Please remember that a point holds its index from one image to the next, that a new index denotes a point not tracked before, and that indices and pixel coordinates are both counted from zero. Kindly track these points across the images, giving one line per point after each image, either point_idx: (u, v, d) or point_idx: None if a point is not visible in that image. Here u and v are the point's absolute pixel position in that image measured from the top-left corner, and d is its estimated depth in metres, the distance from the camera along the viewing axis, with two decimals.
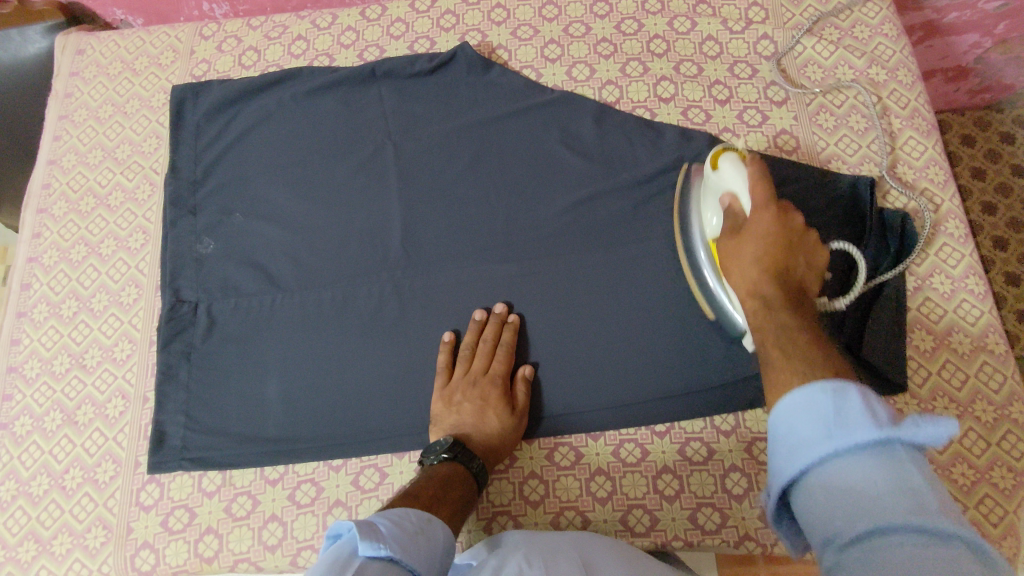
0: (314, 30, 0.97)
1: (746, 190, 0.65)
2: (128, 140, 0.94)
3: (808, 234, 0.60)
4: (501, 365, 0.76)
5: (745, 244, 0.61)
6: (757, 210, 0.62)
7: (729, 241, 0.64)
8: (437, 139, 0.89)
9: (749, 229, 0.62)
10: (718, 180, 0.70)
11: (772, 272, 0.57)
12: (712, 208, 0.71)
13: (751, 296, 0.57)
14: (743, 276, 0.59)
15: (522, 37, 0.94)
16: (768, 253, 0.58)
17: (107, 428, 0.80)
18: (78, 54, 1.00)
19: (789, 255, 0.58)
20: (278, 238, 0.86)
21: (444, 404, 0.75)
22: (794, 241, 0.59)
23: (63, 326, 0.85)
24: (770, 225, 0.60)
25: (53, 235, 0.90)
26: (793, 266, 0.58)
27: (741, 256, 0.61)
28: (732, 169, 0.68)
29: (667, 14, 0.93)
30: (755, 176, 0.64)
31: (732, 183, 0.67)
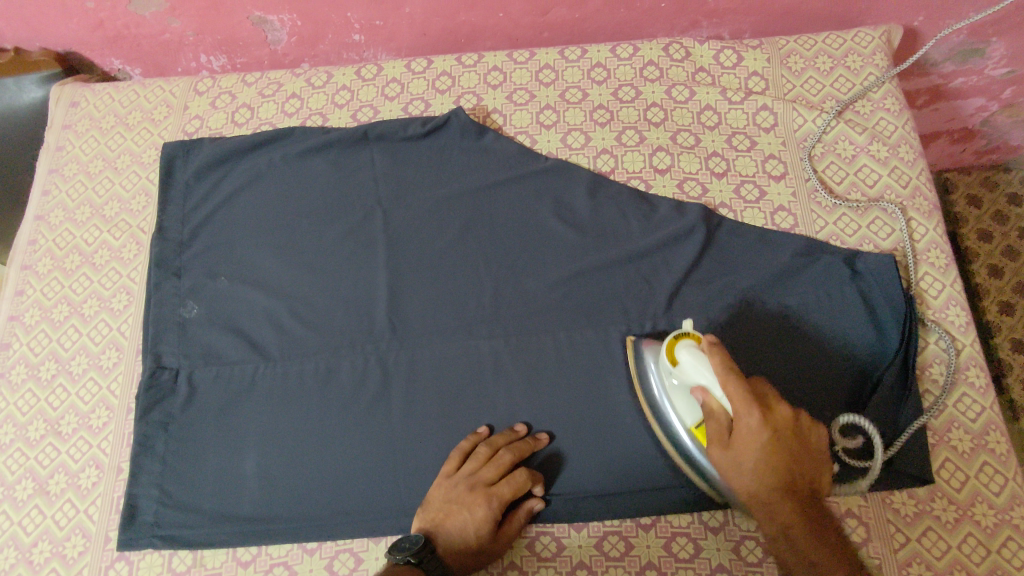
0: (308, 88, 0.96)
1: (717, 393, 0.62)
2: (117, 197, 0.93)
3: (793, 414, 0.61)
4: (510, 488, 0.71)
5: (741, 455, 0.61)
6: (741, 416, 0.60)
7: (721, 450, 0.62)
8: (428, 207, 0.88)
9: (741, 436, 0.60)
10: (680, 375, 0.66)
11: (782, 474, 0.60)
12: (681, 395, 0.68)
13: (761, 509, 0.60)
14: (744, 492, 0.61)
15: (518, 102, 0.93)
16: (767, 467, 0.60)
17: (79, 499, 0.78)
18: (72, 107, 1.00)
19: (792, 463, 0.60)
20: (262, 304, 0.84)
21: (440, 496, 0.71)
22: (791, 443, 0.60)
23: (40, 389, 0.84)
24: (762, 426, 0.59)
25: (37, 293, 0.89)
26: (797, 471, 0.60)
27: (739, 466, 0.61)
28: (692, 362, 0.64)
29: (666, 82, 0.91)
30: (722, 373, 0.61)
31: (700, 380, 0.63)
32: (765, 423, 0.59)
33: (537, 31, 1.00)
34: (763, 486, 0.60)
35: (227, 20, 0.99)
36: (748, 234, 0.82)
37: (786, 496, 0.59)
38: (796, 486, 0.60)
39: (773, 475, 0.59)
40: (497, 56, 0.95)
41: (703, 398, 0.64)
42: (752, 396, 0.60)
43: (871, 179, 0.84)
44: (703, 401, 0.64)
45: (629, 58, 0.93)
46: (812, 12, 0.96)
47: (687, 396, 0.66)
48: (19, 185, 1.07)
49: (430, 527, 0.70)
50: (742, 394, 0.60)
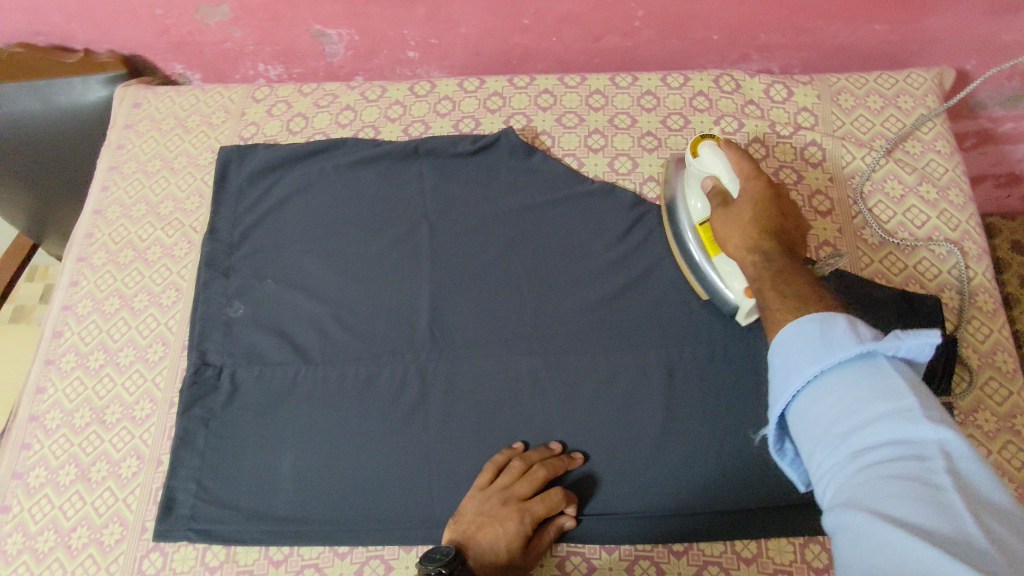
0: (362, 101, 0.99)
1: (726, 171, 0.71)
2: (172, 196, 0.96)
3: (794, 200, 0.67)
4: (542, 506, 0.71)
5: (739, 210, 0.67)
6: (750, 180, 0.68)
7: (722, 218, 0.69)
8: (474, 223, 0.89)
9: (745, 196, 0.67)
10: (697, 165, 0.76)
11: (776, 237, 0.63)
12: (697, 184, 0.77)
13: (753, 242, 0.63)
14: (743, 239, 0.65)
15: (567, 125, 0.94)
16: (762, 218, 0.64)
17: (118, 488, 0.80)
18: (135, 108, 1.03)
19: (789, 216, 0.65)
20: (307, 308, 0.86)
21: (472, 509, 0.71)
22: (786, 207, 0.65)
23: (88, 378, 0.86)
24: (760, 191, 0.66)
25: (90, 284, 0.92)
26: (791, 228, 0.64)
27: (737, 219, 0.67)
28: (709, 148, 0.74)
29: (714, 113, 0.93)
30: (738, 156, 0.70)
31: (714, 168, 0.73)
32: (765, 185, 0.67)
33: (588, 56, 1.02)
34: (757, 237, 0.63)
35: (289, 31, 1.02)
36: None
37: (774, 238, 0.62)
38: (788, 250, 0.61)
39: (765, 222, 0.64)
40: (548, 79, 0.97)
41: (714, 182, 0.73)
42: (758, 169, 0.68)
43: (919, 219, 0.84)
44: (711, 185, 0.73)
45: (679, 88, 0.95)
46: (862, 51, 0.97)
47: (702, 183, 0.76)
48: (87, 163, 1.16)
49: (460, 539, 0.70)
50: (750, 173, 0.68)
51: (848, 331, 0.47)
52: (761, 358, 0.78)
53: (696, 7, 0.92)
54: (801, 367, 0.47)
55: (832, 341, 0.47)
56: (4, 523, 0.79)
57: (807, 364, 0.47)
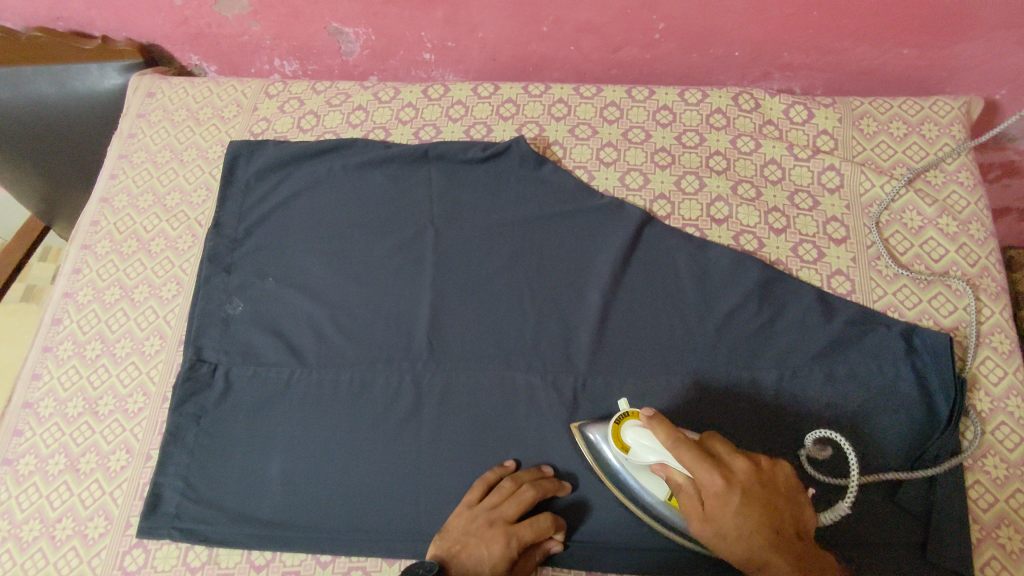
0: (374, 102, 0.98)
1: (675, 467, 0.61)
2: (179, 189, 0.96)
3: (765, 472, 0.59)
4: (530, 530, 0.69)
5: (719, 519, 0.57)
6: (721, 502, 0.57)
7: (703, 527, 0.59)
8: (479, 233, 0.88)
9: (715, 507, 0.57)
10: (637, 457, 0.65)
11: (772, 524, 0.56)
12: (644, 470, 0.65)
13: (757, 541, 0.56)
14: (740, 548, 0.57)
15: (579, 136, 0.92)
16: (753, 531, 0.56)
17: (106, 481, 0.79)
18: (148, 97, 1.03)
19: (775, 511, 0.57)
20: (306, 310, 0.85)
21: (458, 530, 0.70)
22: (768, 487, 0.58)
23: (83, 367, 0.86)
24: (731, 490, 0.57)
25: (92, 273, 0.91)
26: (781, 518, 0.57)
27: (719, 526, 0.57)
28: (644, 438, 0.64)
29: (732, 132, 0.90)
30: (686, 454, 0.59)
31: (655, 457, 0.63)
32: (732, 487, 0.57)
33: (606, 67, 1.01)
34: (747, 547, 0.57)
35: (306, 28, 1.01)
36: (806, 295, 0.79)
37: (777, 547, 0.56)
38: (780, 525, 0.57)
39: (761, 534, 0.56)
40: (564, 89, 0.96)
41: (665, 473, 0.62)
42: (721, 470, 0.58)
43: (937, 253, 0.81)
44: (666, 476, 0.62)
45: (697, 104, 0.92)
46: (888, 75, 0.94)
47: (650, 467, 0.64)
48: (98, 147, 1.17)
49: (446, 555, 0.68)
50: (710, 480, 0.57)
51: None
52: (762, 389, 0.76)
53: (719, 22, 0.90)
54: None
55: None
56: None
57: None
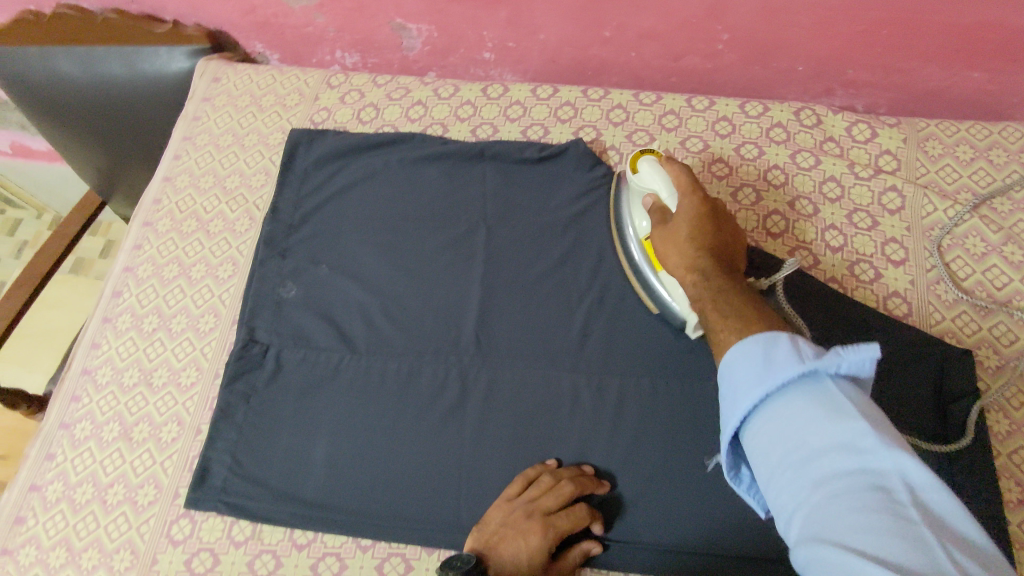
0: (434, 98, 0.99)
1: (670, 191, 0.74)
2: (239, 172, 0.98)
3: (725, 216, 0.72)
4: (568, 523, 0.70)
5: (677, 226, 0.70)
6: (687, 196, 0.71)
7: (660, 232, 0.72)
8: (533, 233, 0.89)
9: (682, 208, 0.71)
10: (639, 181, 0.78)
11: (710, 247, 0.67)
12: (640, 206, 0.79)
13: (693, 260, 0.67)
14: (682, 255, 0.68)
15: (637, 143, 0.93)
16: (698, 238, 0.68)
17: (157, 451, 0.82)
18: (215, 82, 1.05)
19: (718, 232, 0.69)
20: (358, 298, 0.87)
21: (496, 521, 0.71)
22: (721, 227, 0.70)
23: (140, 340, 0.88)
24: (701, 203, 0.70)
25: (153, 249, 0.94)
26: (722, 247, 0.68)
27: (674, 236, 0.70)
28: (649, 165, 0.77)
29: (792, 146, 0.90)
30: (678, 172, 0.74)
31: (653, 183, 0.76)
32: (702, 203, 0.71)
33: (665, 74, 1.01)
34: (692, 253, 0.67)
35: (370, 22, 1.03)
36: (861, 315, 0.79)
37: (713, 262, 0.66)
38: (717, 254, 0.67)
39: (702, 245, 0.67)
40: (623, 95, 0.96)
41: (654, 199, 0.76)
42: (695, 186, 0.72)
43: (999, 281, 0.80)
44: (654, 202, 0.75)
45: (757, 117, 0.92)
46: (955, 97, 0.93)
47: (644, 206, 0.78)
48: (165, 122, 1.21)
49: (481, 548, 0.69)
50: (692, 191, 0.72)
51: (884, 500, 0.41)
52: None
53: (785, 35, 0.90)
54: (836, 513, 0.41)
55: (773, 363, 0.48)
56: (48, 470, 0.82)
57: (754, 389, 0.48)
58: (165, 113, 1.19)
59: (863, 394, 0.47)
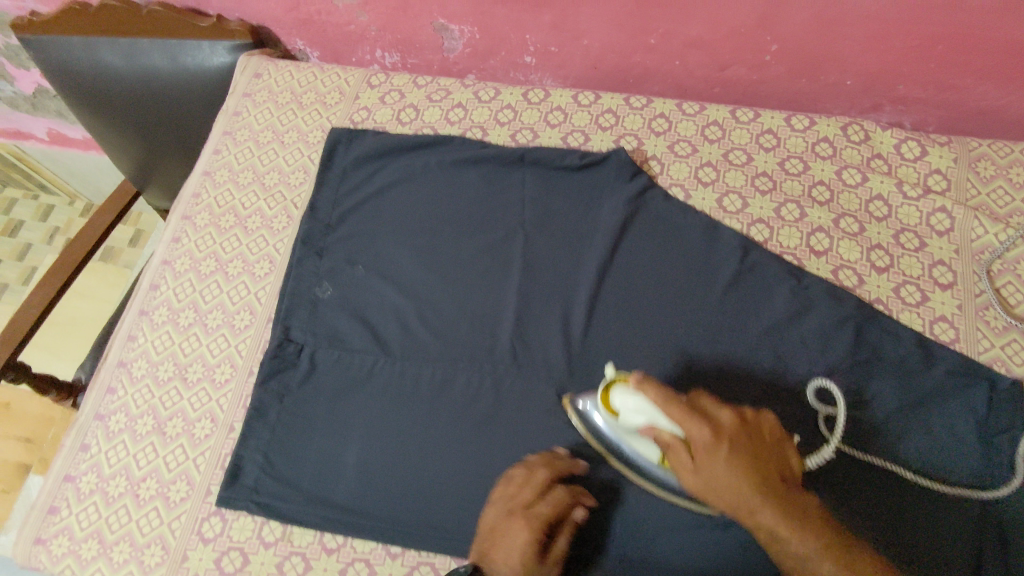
0: (474, 101, 0.98)
1: (662, 421, 0.64)
2: (278, 169, 0.98)
3: (755, 419, 0.63)
4: (548, 504, 0.69)
5: (710, 474, 0.60)
6: (712, 457, 0.59)
7: (693, 476, 0.61)
8: (571, 242, 0.88)
9: (703, 457, 0.60)
10: (620, 418, 0.69)
11: (755, 471, 0.58)
12: (632, 430, 0.69)
13: (744, 501, 0.58)
14: (729, 501, 0.59)
15: (679, 153, 0.91)
16: (746, 473, 0.58)
17: (191, 447, 0.82)
18: (256, 78, 1.05)
19: (761, 465, 0.59)
20: (393, 301, 0.87)
21: (489, 535, 0.68)
22: (756, 445, 0.61)
23: (176, 334, 0.88)
24: (720, 440, 0.60)
25: (191, 243, 0.94)
26: (770, 468, 0.60)
27: (710, 480, 0.60)
28: (624, 399, 0.67)
29: (838, 162, 0.88)
30: (668, 401, 0.63)
31: (639, 418, 0.66)
32: (717, 435, 0.60)
33: (708, 84, 0.99)
34: (739, 496, 0.58)
35: (412, 22, 1.02)
36: (906, 340, 0.77)
37: (774, 499, 0.57)
38: (767, 475, 0.59)
39: (753, 480, 0.58)
40: (666, 103, 0.95)
41: (651, 433, 0.65)
42: (715, 431, 0.60)
43: None
44: (653, 436, 0.65)
45: (804, 130, 0.90)
46: (1010, 116, 0.90)
47: (636, 424, 0.67)
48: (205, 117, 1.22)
49: (480, 557, 0.66)
50: (700, 430, 0.60)
51: None
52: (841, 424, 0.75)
53: (835, 48, 0.88)
54: None
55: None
56: (82, 461, 0.82)
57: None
58: (203, 108, 1.20)
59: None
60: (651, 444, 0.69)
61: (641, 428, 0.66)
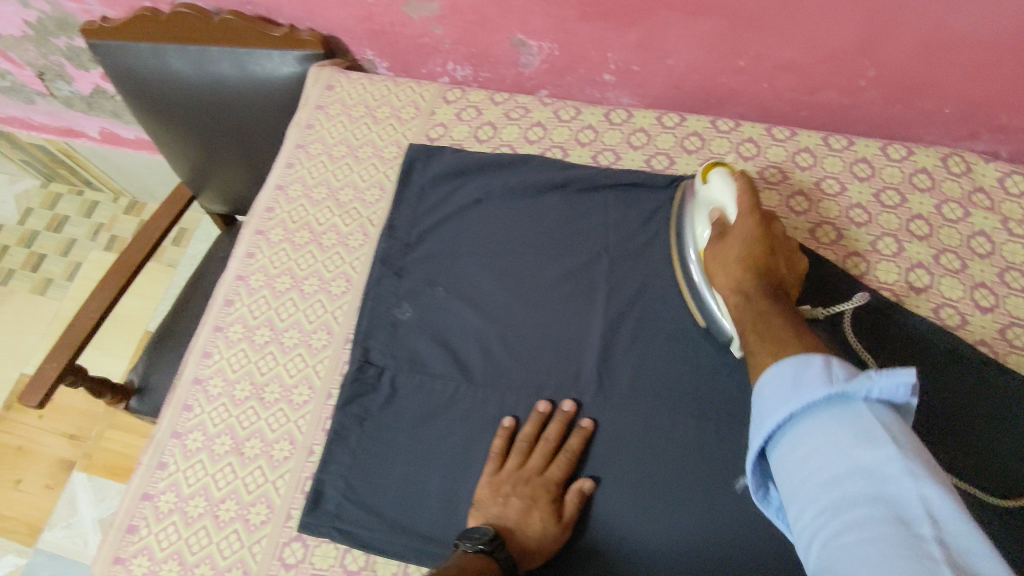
0: (554, 119, 0.96)
1: (731, 209, 0.75)
2: (353, 185, 0.96)
3: (785, 241, 0.73)
4: (560, 470, 0.75)
5: (728, 247, 0.72)
6: (742, 218, 0.73)
7: (717, 247, 0.73)
8: (658, 269, 0.85)
9: (734, 233, 0.73)
10: (706, 192, 0.79)
11: (755, 259, 0.70)
12: (702, 214, 0.79)
13: (738, 279, 0.68)
14: (727, 277, 0.70)
15: (768, 180, 0.89)
16: (748, 254, 0.70)
17: (270, 469, 0.81)
18: (328, 89, 1.03)
19: (769, 260, 0.70)
20: (474, 325, 0.85)
21: (488, 487, 0.75)
22: (770, 248, 0.71)
23: (252, 352, 0.87)
24: (755, 226, 0.72)
25: (265, 259, 0.93)
26: (772, 273, 0.69)
27: (725, 256, 0.72)
28: (720, 182, 0.78)
29: (937, 195, 0.85)
30: (741, 189, 0.75)
31: (719, 196, 0.77)
32: (755, 225, 0.72)
33: (795, 107, 0.97)
34: (740, 275, 0.69)
35: (490, 36, 1.00)
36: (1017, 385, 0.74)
37: (762, 292, 0.66)
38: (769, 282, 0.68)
39: (753, 265, 0.69)
40: (755, 128, 0.92)
41: (717, 214, 0.76)
42: (755, 207, 0.73)
43: None
44: (716, 216, 0.76)
45: (900, 161, 0.88)
46: None
47: (705, 215, 0.78)
48: (266, 126, 1.20)
49: (495, 523, 0.72)
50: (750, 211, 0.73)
51: (821, 373, 0.49)
52: (967, 472, 0.70)
53: (939, 77, 0.85)
54: (785, 405, 0.50)
55: (801, 386, 0.49)
56: (160, 479, 0.82)
57: (779, 407, 0.50)
58: (267, 117, 1.18)
59: (901, 423, 0.46)
60: (709, 225, 0.77)
61: (709, 217, 0.77)
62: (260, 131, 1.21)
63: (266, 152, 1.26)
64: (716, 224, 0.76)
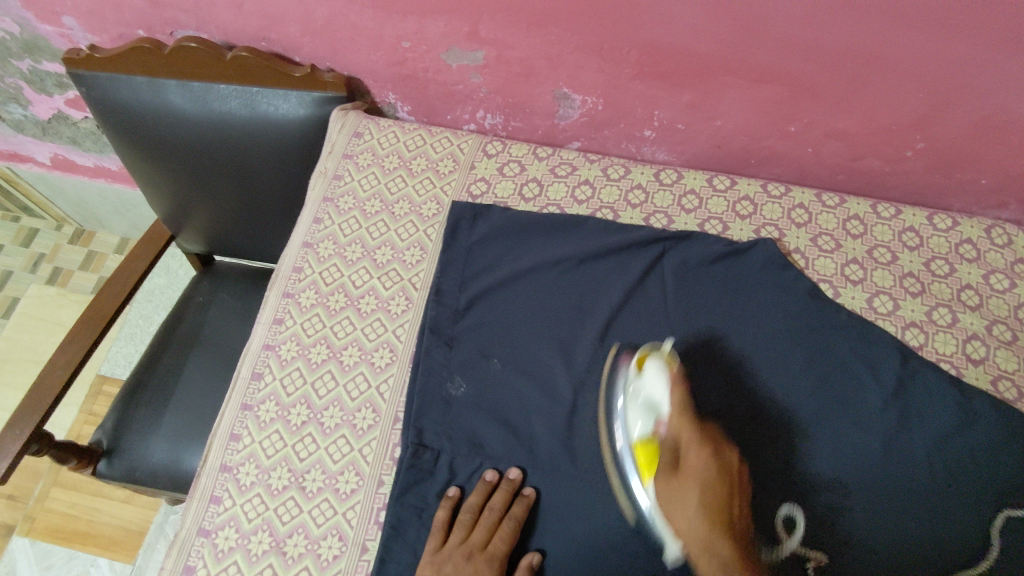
0: (602, 178, 0.93)
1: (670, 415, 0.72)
2: (392, 244, 0.90)
3: (738, 472, 0.70)
4: (504, 543, 0.71)
5: (685, 493, 0.68)
6: (700, 457, 0.69)
7: (667, 478, 0.69)
8: (724, 336, 0.83)
9: (688, 473, 0.69)
10: (641, 383, 0.74)
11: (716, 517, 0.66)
12: (640, 404, 0.73)
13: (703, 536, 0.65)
14: (693, 538, 0.65)
15: (823, 248, 0.89)
16: (717, 511, 0.67)
17: (318, 571, 0.72)
18: (356, 137, 0.96)
19: (729, 501, 0.68)
20: (533, 399, 0.79)
21: (430, 567, 0.70)
22: (732, 484, 0.69)
23: (288, 434, 0.79)
24: (713, 467, 0.69)
25: (296, 325, 0.85)
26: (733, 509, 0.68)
27: (685, 492, 0.68)
28: (658, 379, 0.73)
29: (984, 266, 0.87)
30: (686, 412, 0.72)
31: (655, 391, 0.73)
32: (714, 463, 0.69)
33: (836, 172, 0.97)
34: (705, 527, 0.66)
35: (533, 88, 0.96)
36: None
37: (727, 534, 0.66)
38: (723, 512, 0.67)
39: (718, 519, 0.66)
40: (804, 193, 0.92)
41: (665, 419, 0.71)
42: (710, 444, 0.70)
43: None
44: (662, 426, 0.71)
45: (946, 231, 0.90)
46: None
47: (643, 410, 0.73)
48: (271, 167, 1.10)
49: None
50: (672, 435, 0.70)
51: None
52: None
53: (984, 153, 0.87)
54: None
55: None
56: None
57: None
58: (272, 160, 1.09)
59: None
60: (648, 417, 0.72)
61: (649, 416, 0.72)
62: (263, 174, 1.11)
63: (265, 199, 1.16)
64: (663, 430, 0.71)
